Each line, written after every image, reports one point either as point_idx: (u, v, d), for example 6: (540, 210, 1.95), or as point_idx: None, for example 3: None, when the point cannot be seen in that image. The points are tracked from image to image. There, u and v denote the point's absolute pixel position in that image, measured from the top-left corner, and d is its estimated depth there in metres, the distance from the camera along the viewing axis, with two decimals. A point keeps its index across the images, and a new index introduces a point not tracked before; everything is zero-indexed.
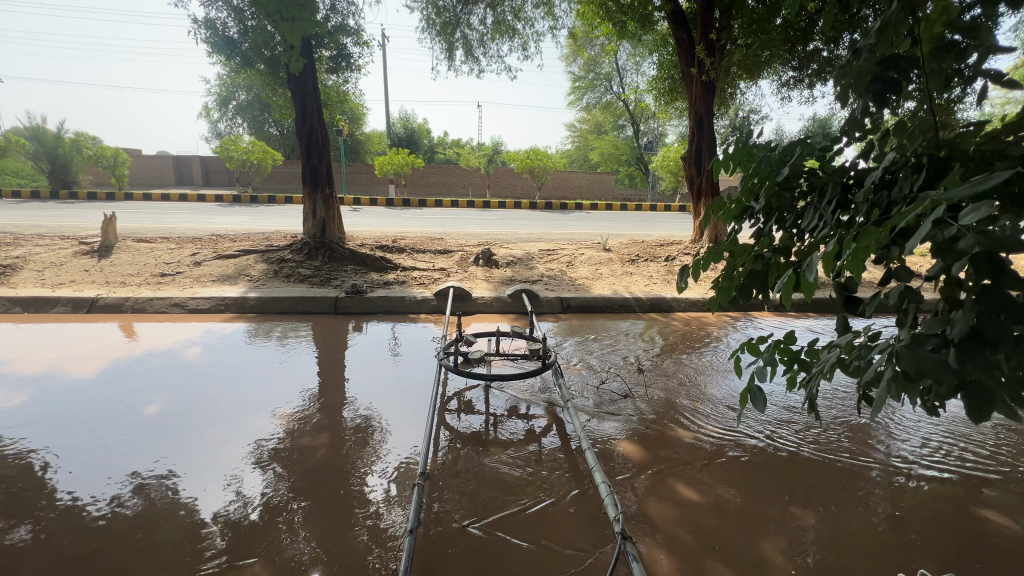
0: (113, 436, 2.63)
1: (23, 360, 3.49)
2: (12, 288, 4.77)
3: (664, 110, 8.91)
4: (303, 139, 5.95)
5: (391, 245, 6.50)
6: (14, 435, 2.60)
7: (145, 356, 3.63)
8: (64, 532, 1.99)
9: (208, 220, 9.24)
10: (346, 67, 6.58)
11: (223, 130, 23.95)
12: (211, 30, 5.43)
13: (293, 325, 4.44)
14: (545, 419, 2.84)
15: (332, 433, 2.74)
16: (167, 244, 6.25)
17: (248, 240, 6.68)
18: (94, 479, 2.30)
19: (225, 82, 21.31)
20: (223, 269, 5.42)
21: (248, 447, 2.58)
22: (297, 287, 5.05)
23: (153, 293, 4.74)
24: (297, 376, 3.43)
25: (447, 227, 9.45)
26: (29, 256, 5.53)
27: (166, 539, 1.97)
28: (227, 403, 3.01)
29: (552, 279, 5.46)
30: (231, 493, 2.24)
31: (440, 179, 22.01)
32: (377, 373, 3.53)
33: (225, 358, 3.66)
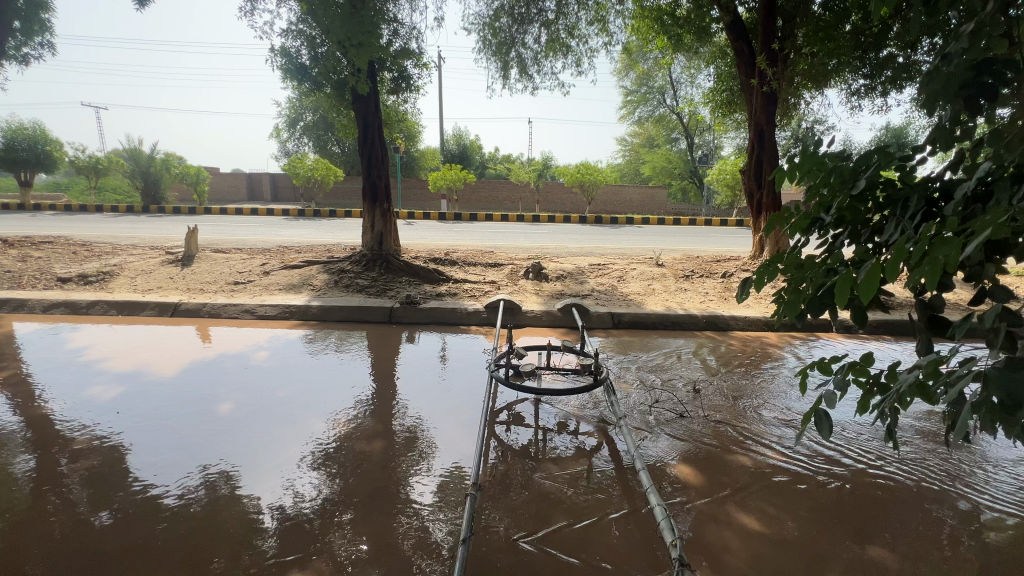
0: (190, 431, 2.83)
1: (116, 359, 3.84)
2: (109, 292, 5.30)
3: (721, 122, 8.66)
4: (364, 157, 6.23)
5: (443, 257, 6.66)
6: (104, 427, 2.86)
7: (220, 358, 3.91)
8: (140, 519, 2.14)
9: (275, 233, 9.88)
10: (405, 88, 6.83)
11: (290, 149, 25.57)
12: (287, 58, 5.87)
13: (350, 334, 4.62)
14: (595, 437, 2.78)
15: (383, 440, 2.82)
16: (240, 254, 6.72)
17: (312, 251, 7.07)
18: (170, 471, 2.48)
19: (294, 105, 22.77)
20: (289, 278, 5.76)
21: (303, 448, 2.70)
22: (356, 296, 5.29)
23: (228, 300, 5.11)
24: (351, 383, 3.58)
25: (497, 241, 9.60)
26: (123, 264, 6.11)
27: (226, 533, 2.07)
28: (288, 404, 3.19)
29: (602, 294, 5.38)
30: (286, 493, 2.33)
31: (490, 194, 22.54)
32: (427, 383, 3.62)
33: (290, 363, 3.87)
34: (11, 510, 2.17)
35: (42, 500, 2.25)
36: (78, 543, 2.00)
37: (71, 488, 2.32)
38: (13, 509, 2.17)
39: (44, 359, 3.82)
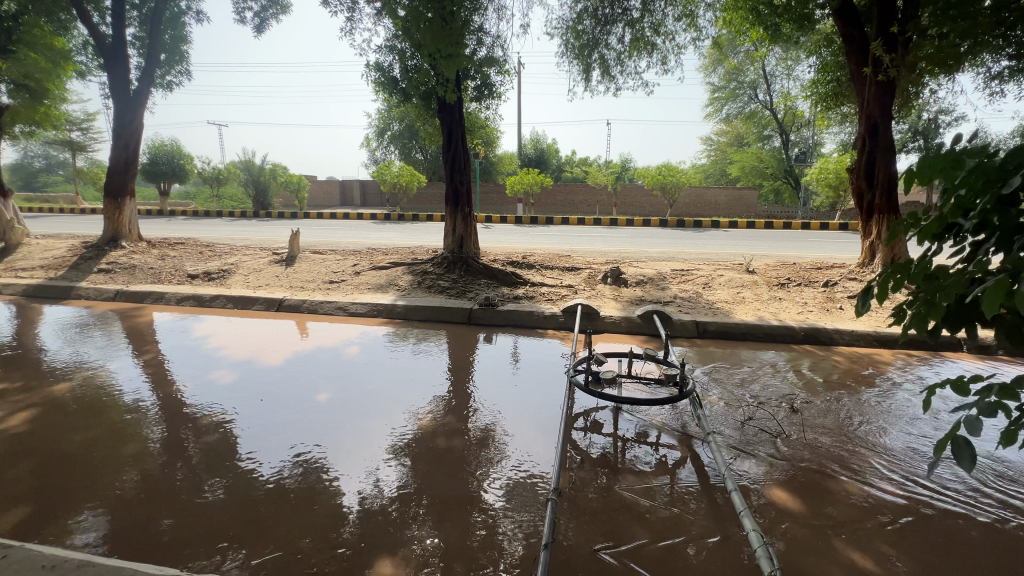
0: (291, 416, 3.11)
1: (233, 347, 4.33)
2: (227, 288, 5.99)
3: (824, 116, 7.91)
4: (448, 163, 6.46)
5: (521, 261, 6.73)
6: (221, 407, 3.22)
7: (318, 351, 4.26)
8: (245, 492, 2.38)
9: (365, 236, 10.59)
10: (488, 95, 7.00)
11: (379, 157, 27.29)
12: (380, 72, 6.27)
13: (432, 333, 4.82)
14: (678, 451, 2.65)
15: (458, 437, 2.90)
16: (335, 256, 7.28)
17: (398, 253, 7.47)
18: (272, 453, 2.72)
19: (383, 116, 24.27)
20: (377, 278, 6.13)
21: (386, 440, 2.86)
22: (438, 297, 5.51)
23: (324, 297, 5.55)
24: (432, 380, 3.73)
25: (575, 244, 9.53)
26: (239, 263, 6.87)
27: (315, 512, 2.24)
28: (372, 397, 3.39)
29: (686, 301, 5.13)
30: (370, 482, 2.46)
31: (567, 198, 22.48)
32: (504, 384, 3.67)
33: (378, 358, 4.12)
34: (145, 475, 2.49)
35: (169, 468, 2.56)
36: (194, 507, 2.27)
37: (191, 460, 2.64)
38: (145, 472, 2.51)
39: (173, 346, 4.38)
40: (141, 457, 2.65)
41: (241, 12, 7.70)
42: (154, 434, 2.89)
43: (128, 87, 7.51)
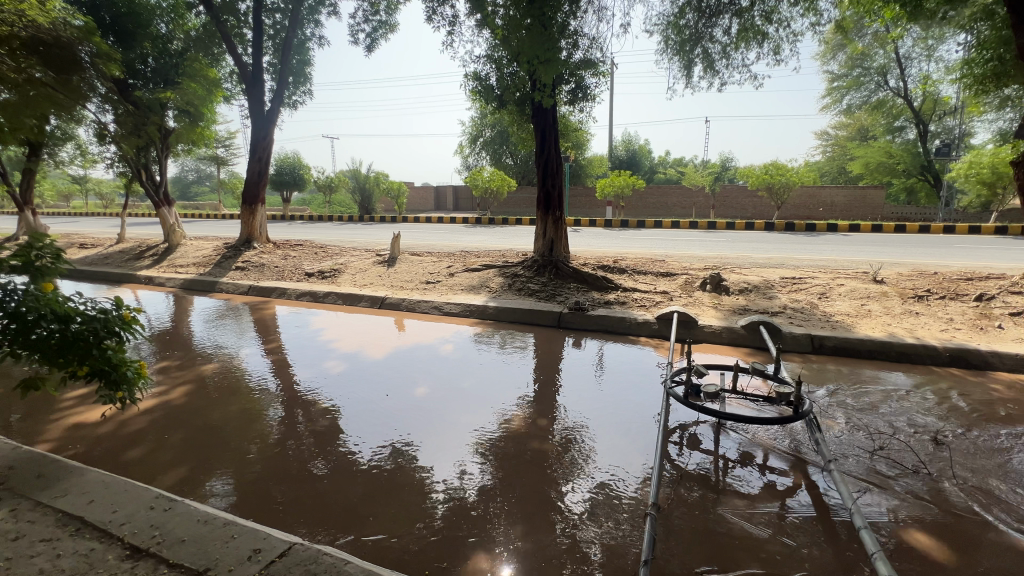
0: (392, 407, 3.33)
1: (343, 340, 4.75)
2: (338, 286, 6.58)
3: (979, 102, 6.75)
4: (540, 167, 6.51)
5: (612, 265, 6.58)
6: (331, 394, 3.55)
7: (417, 347, 4.52)
8: (349, 473, 2.58)
9: (458, 239, 11.03)
10: (582, 98, 6.94)
11: (471, 164, 28.33)
12: (478, 81, 6.51)
13: (521, 335, 4.88)
14: (791, 477, 2.41)
15: (540, 441, 2.91)
16: (431, 257, 7.68)
17: (489, 256, 7.69)
18: (370, 439, 2.93)
19: (475, 123, 25.14)
20: (470, 280, 6.35)
21: (473, 437, 2.94)
22: (528, 299, 5.58)
23: (421, 296, 5.88)
24: (519, 381, 3.77)
25: (669, 249, 9.11)
26: (348, 263, 7.51)
27: (409, 499, 2.37)
28: (462, 395, 3.51)
29: (797, 313, 4.67)
30: (456, 477, 2.54)
31: (659, 200, 21.61)
32: (592, 390, 3.61)
33: (471, 357, 4.27)
34: (264, 449, 2.80)
35: (284, 444, 2.86)
36: (306, 482, 2.50)
37: (301, 439, 2.93)
38: (264, 447, 2.83)
39: (291, 337, 4.90)
40: (262, 433, 2.99)
41: (355, 34, 8.43)
42: (273, 414, 3.25)
43: (263, 108, 8.57)
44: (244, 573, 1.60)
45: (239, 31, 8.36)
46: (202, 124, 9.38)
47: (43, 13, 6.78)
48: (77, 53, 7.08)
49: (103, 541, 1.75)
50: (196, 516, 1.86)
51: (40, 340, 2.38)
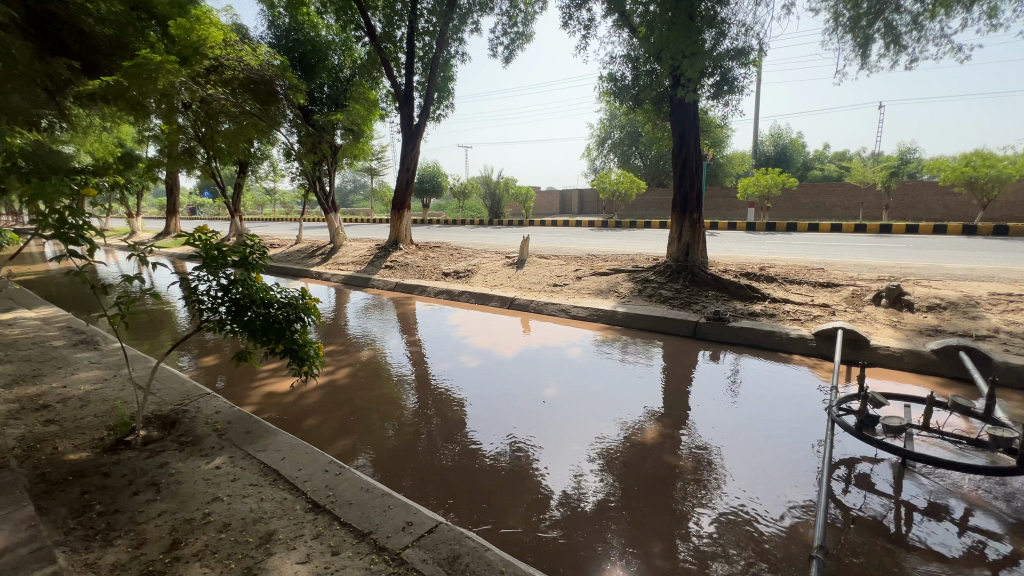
0: (521, 404, 3.44)
1: (478, 336, 5.05)
2: (471, 286, 7.01)
3: None
4: (678, 168, 6.17)
5: (757, 273, 5.97)
6: (464, 386, 3.79)
7: (546, 348, 4.60)
8: (475, 462, 2.73)
9: (585, 242, 10.99)
10: (728, 91, 6.39)
11: (598, 167, 28.03)
12: (613, 82, 6.40)
13: (651, 343, 4.68)
14: (1010, 544, 1.93)
15: (662, 455, 2.76)
16: (559, 260, 7.76)
17: (618, 260, 7.51)
18: (493, 433, 3.05)
19: (604, 125, 24.76)
20: (598, 284, 6.28)
21: (592, 445, 2.89)
22: (659, 306, 5.33)
23: (549, 299, 5.98)
24: (647, 392, 3.62)
25: (829, 255, 7.95)
26: (480, 264, 7.96)
27: (531, 495, 2.42)
28: (584, 400, 3.48)
29: (1017, 338, 3.73)
30: (573, 483, 2.52)
31: (813, 200, 19.05)
32: (729, 409, 3.31)
33: (599, 362, 4.22)
34: (400, 431, 3.10)
35: (417, 429, 3.13)
36: (440, 464, 2.71)
37: (432, 425, 3.18)
38: (402, 429, 3.13)
39: (427, 331, 5.35)
40: (401, 416, 3.31)
41: (494, 47, 8.90)
42: (410, 400, 3.58)
43: (412, 123, 9.50)
44: (399, 542, 1.77)
45: (395, 56, 9.39)
46: (363, 140, 10.65)
47: (254, 56, 8.33)
48: (274, 87, 8.66)
49: (292, 493, 2.08)
50: (359, 484, 2.12)
51: (251, 320, 2.91)
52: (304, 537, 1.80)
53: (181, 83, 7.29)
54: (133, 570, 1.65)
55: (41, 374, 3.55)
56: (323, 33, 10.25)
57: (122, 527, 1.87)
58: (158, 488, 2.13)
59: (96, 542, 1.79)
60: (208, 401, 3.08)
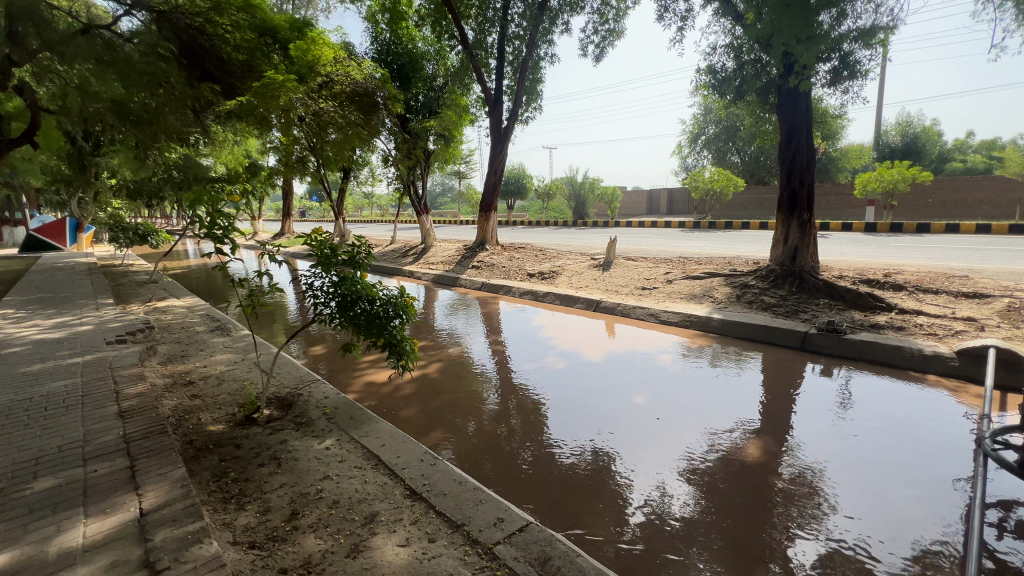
0: (607, 409, 3.36)
1: (563, 338, 5.03)
2: (556, 287, 7.00)
3: None
4: (786, 163, 5.68)
5: (880, 279, 5.29)
6: (547, 387, 3.80)
7: (634, 353, 4.45)
8: (557, 463, 2.72)
9: (676, 244, 10.49)
10: (848, 77, 5.73)
11: (690, 164, 26.61)
12: (712, 74, 6.03)
13: (751, 353, 4.34)
14: None
15: (760, 474, 2.56)
16: (647, 263, 7.48)
17: (712, 263, 7.07)
18: (573, 436, 3.01)
19: (697, 121, 23.36)
20: (690, 288, 5.96)
21: (678, 457, 2.74)
22: (761, 314, 4.94)
23: (637, 302, 5.80)
24: (744, 405, 3.36)
25: (975, 261, 6.83)
26: (565, 266, 7.92)
27: (615, 502, 2.36)
28: (673, 409, 3.32)
29: None
30: (656, 496, 2.40)
31: (952, 197, 16.50)
32: (840, 430, 2.97)
33: (691, 371, 3.99)
34: (482, 427, 3.17)
35: (499, 425, 3.19)
36: (523, 461, 2.74)
37: (513, 423, 3.22)
38: (484, 424, 3.21)
39: (511, 331, 5.43)
40: (484, 412, 3.40)
41: (584, 46, 8.80)
42: (492, 397, 3.65)
43: (501, 126, 9.71)
44: (490, 537, 1.81)
45: (486, 62, 9.66)
46: (453, 144, 11.08)
47: (359, 71, 9.27)
48: (375, 97, 9.48)
49: (391, 478, 2.22)
50: (452, 476, 2.20)
51: (356, 315, 3.14)
52: (403, 521, 1.91)
53: (297, 98, 7.95)
54: (261, 534, 1.86)
55: (188, 355, 4.13)
56: (418, 44, 10.86)
57: (251, 494, 2.12)
58: (279, 462, 2.38)
59: (231, 505, 2.04)
60: (317, 387, 3.38)
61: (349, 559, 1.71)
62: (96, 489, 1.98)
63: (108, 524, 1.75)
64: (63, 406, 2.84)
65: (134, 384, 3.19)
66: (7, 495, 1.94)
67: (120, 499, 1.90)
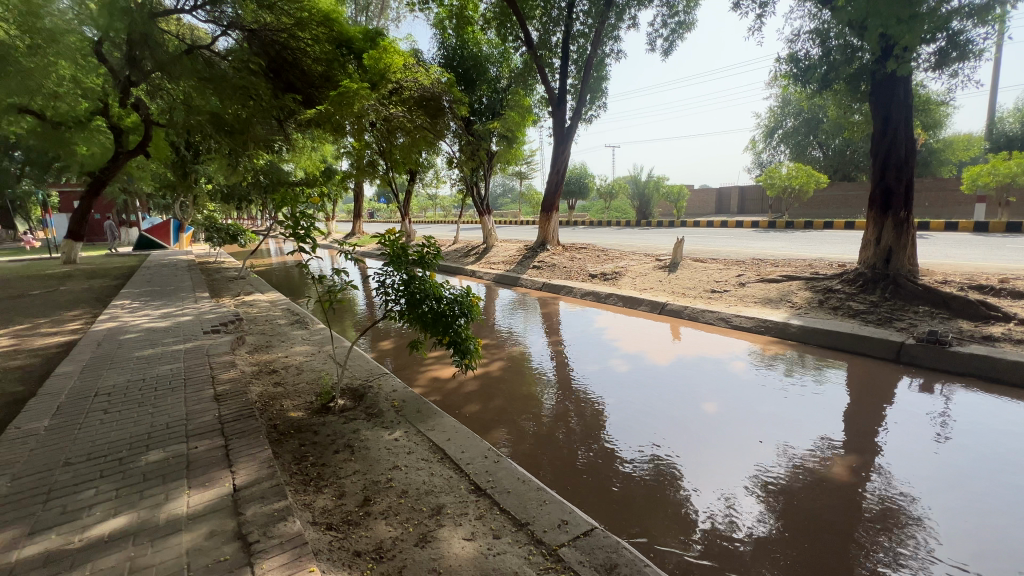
0: (675, 416, 3.22)
1: (626, 341, 4.90)
2: (619, 288, 6.85)
3: None
4: (879, 157, 5.20)
5: (995, 285, 4.69)
6: (608, 390, 3.72)
7: (703, 359, 4.25)
8: (618, 467, 2.65)
9: (748, 245, 9.89)
10: (958, 58, 5.12)
11: (764, 160, 25.01)
12: (793, 63, 5.63)
13: (835, 363, 4.01)
14: None
15: (845, 495, 2.35)
16: (717, 264, 7.11)
17: (791, 265, 6.60)
18: (634, 441, 2.93)
19: (774, 114, 21.77)
20: (765, 292, 5.60)
21: (749, 469, 2.59)
22: (847, 321, 4.54)
23: (706, 306, 5.54)
24: (827, 419, 3.10)
25: None
26: (628, 267, 7.72)
27: (680, 512, 2.27)
28: (744, 420, 3.13)
29: None
30: (722, 509, 2.28)
31: None
32: (941, 453, 2.66)
33: (767, 380, 3.75)
34: (540, 426, 3.17)
35: (559, 426, 3.17)
36: (584, 463, 2.70)
37: (573, 424, 3.18)
38: (544, 424, 3.19)
39: (571, 332, 5.38)
40: (544, 411, 3.39)
41: (652, 41, 8.53)
42: (551, 398, 3.64)
43: (564, 125, 9.65)
44: (554, 539, 1.80)
45: (550, 62, 9.64)
46: (516, 145, 11.15)
47: (426, 76, 9.02)
48: (441, 102, 9.35)
49: (456, 472, 2.27)
50: (516, 474, 2.22)
51: (424, 313, 3.24)
52: (468, 515, 1.94)
53: (369, 105, 8.05)
54: (336, 516, 1.97)
55: (271, 346, 4.48)
56: (483, 48, 11.04)
57: (328, 478, 2.25)
58: (352, 450, 2.51)
59: (311, 487, 2.18)
60: (386, 380, 3.54)
61: (418, 548, 1.77)
62: (197, 463, 2.19)
63: (207, 496, 1.93)
64: (169, 387, 3.18)
65: (226, 370, 3.51)
66: (126, 463, 2.20)
67: (216, 474, 2.09)
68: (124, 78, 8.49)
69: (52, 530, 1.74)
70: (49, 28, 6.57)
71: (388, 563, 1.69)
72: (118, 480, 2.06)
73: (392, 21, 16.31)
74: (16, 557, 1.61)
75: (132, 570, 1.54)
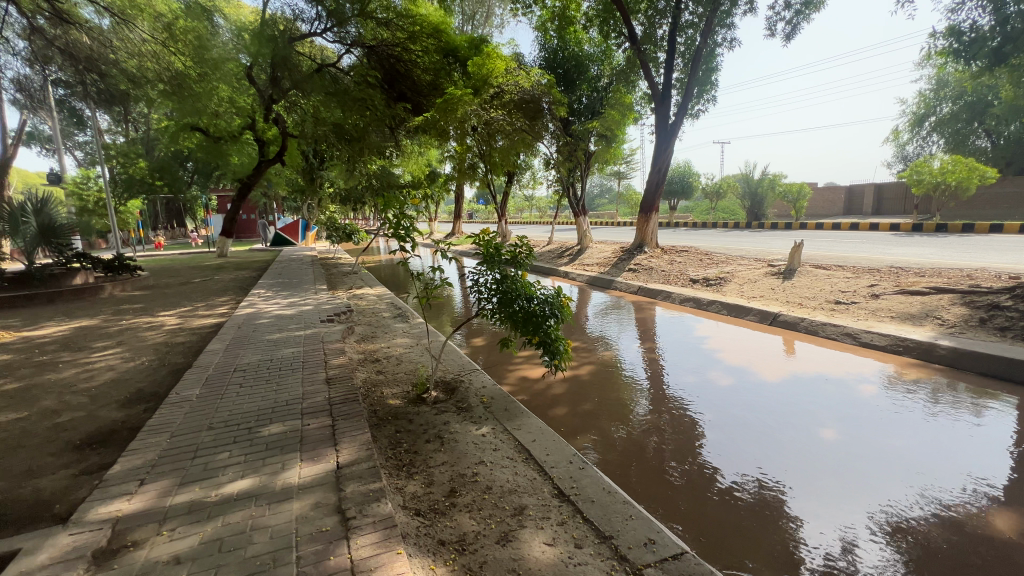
0: (783, 439, 2.90)
1: (729, 352, 4.52)
2: (724, 296, 6.34)
3: None
4: None
5: None
6: (707, 404, 3.45)
7: (822, 379, 3.77)
8: (713, 489, 2.44)
9: (885, 251, 8.59)
10: None
11: (910, 152, 21.59)
12: (955, 37, 4.71)
13: (1000, 394, 3.32)
14: None
15: (1008, 556, 1.92)
16: (843, 272, 6.28)
17: (941, 275, 5.60)
18: (734, 462, 2.68)
19: (925, 98, 18.69)
20: (906, 306, 4.82)
21: (875, 509, 2.24)
22: (1018, 345, 3.74)
23: (827, 318, 4.92)
24: (987, 461, 2.57)
25: None
26: (735, 272, 7.12)
27: (785, 547, 2.03)
28: (872, 451, 2.71)
29: None
30: (839, 551, 1.99)
31: None
32: None
33: (904, 408, 3.21)
34: (628, 436, 3.04)
35: (649, 438, 3.01)
36: (675, 480, 2.52)
37: (664, 438, 3.00)
38: (632, 434, 3.06)
39: (667, 339, 5.10)
40: (634, 421, 3.25)
41: (773, 26, 7.77)
42: (642, 407, 3.47)
43: (667, 122, 9.19)
44: (639, 557, 1.70)
45: (654, 56, 9.25)
46: (615, 144, 10.88)
47: (527, 79, 8.99)
48: (541, 104, 9.42)
49: (540, 474, 2.25)
50: (601, 484, 2.14)
51: (515, 312, 3.27)
52: (550, 520, 1.92)
53: (472, 110, 8.44)
54: (424, 503, 2.06)
55: (376, 336, 4.85)
56: (585, 47, 10.92)
57: (419, 466, 2.36)
58: (442, 441, 2.61)
59: (403, 472, 2.31)
60: (476, 376, 3.64)
61: (499, 546, 1.78)
62: (308, 439, 2.43)
63: (316, 469, 2.14)
64: (291, 368, 3.59)
65: (337, 356, 3.87)
66: (253, 433, 2.52)
67: (323, 451, 2.30)
68: (268, 96, 9.76)
69: (196, 483, 2.04)
70: (215, 57, 7.84)
71: (470, 556, 1.73)
72: (246, 446, 2.37)
73: (496, 27, 16.81)
74: (170, 502, 1.92)
75: (253, 528, 1.75)
